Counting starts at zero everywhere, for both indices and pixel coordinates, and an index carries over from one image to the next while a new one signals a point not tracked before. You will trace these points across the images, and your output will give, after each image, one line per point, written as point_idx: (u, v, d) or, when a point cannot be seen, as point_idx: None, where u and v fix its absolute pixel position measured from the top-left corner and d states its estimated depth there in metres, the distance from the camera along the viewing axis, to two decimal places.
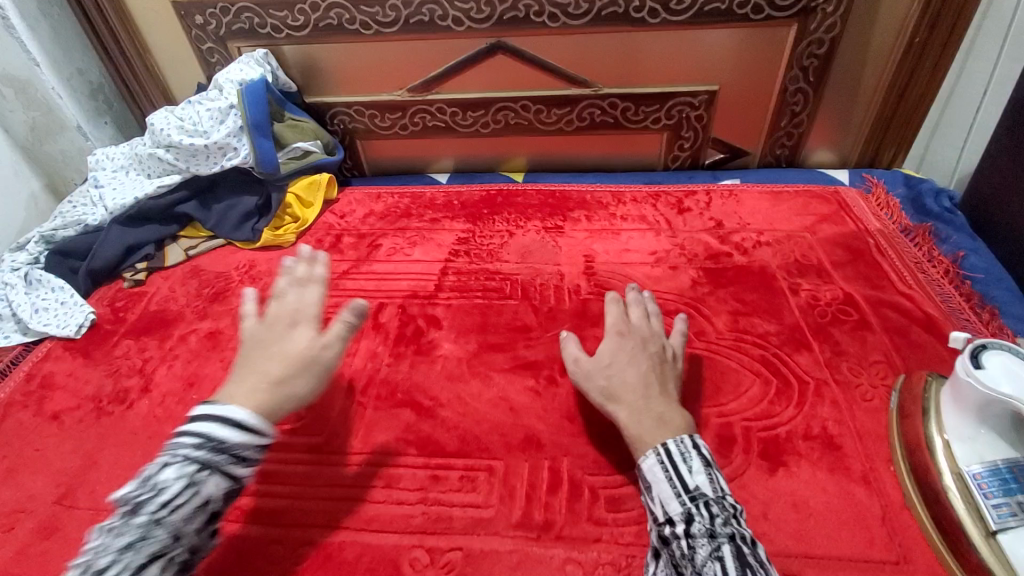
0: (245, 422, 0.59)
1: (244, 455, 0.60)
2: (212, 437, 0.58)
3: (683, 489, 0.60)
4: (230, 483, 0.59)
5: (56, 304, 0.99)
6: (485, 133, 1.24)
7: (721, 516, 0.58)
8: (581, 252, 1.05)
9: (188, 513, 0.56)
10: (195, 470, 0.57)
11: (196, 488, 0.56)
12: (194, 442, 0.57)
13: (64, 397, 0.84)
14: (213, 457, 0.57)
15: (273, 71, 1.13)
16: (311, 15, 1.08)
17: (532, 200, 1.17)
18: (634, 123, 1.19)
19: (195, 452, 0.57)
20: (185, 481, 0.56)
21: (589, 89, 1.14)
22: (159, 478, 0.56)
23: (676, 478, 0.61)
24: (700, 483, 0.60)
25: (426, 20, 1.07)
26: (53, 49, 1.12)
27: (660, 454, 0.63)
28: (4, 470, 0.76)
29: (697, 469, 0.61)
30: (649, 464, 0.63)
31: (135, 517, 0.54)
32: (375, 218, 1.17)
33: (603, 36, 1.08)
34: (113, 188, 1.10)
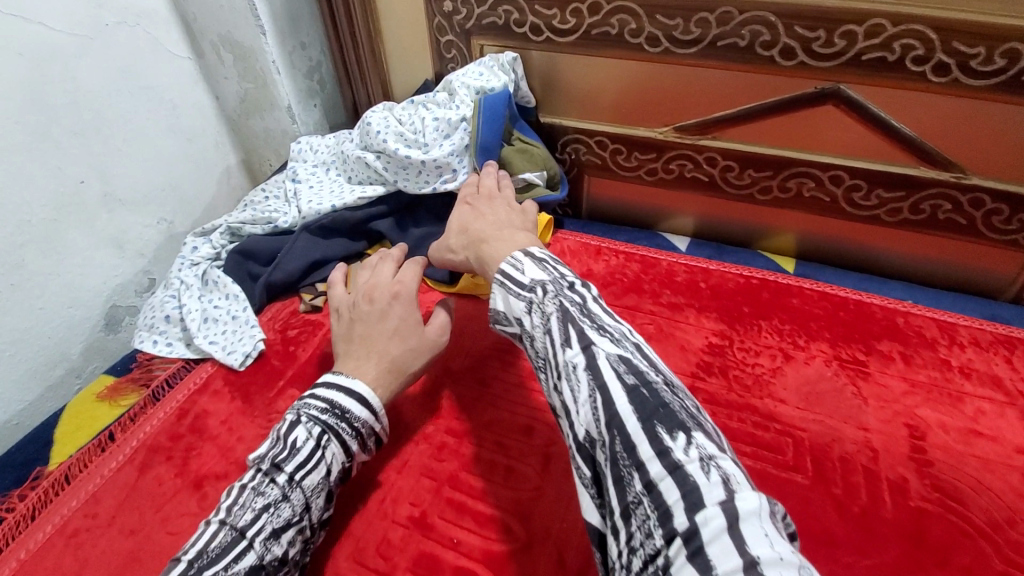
0: (367, 396, 0.62)
1: (360, 431, 0.61)
2: (337, 405, 0.60)
3: (522, 288, 0.55)
4: (345, 456, 0.60)
5: (227, 319, 0.84)
6: (759, 200, 0.92)
7: (554, 292, 0.53)
8: (901, 417, 0.71)
9: (316, 480, 0.57)
10: (320, 432, 0.59)
11: (322, 450, 0.58)
12: (323, 407, 0.60)
13: (214, 456, 0.68)
14: (338, 424, 0.60)
15: (517, 80, 0.91)
16: (586, 19, 0.83)
17: (815, 307, 0.85)
18: (997, 233, 0.82)
19: (322, 416, 0.60)
20: (313, 443, 0.58)
21: (949, 175, 0.79)
22: (291, 437, 0.58)
23: (512, 283, 0.56)
24: (536, 276, 0.55)
25: (741, 45, 0.77)
26: (283, 18, 0.97)
27: (499, 275, 0.58)
28: (128, 554, 0.59)
29: (529, 269, 0.56)
30: (499, 294, 0.57)
31: (275, 475, 0.56)
32: (596, 284, 0.91)
33: (1009, 108, 0.72)
34: (312, 185, 0.94)
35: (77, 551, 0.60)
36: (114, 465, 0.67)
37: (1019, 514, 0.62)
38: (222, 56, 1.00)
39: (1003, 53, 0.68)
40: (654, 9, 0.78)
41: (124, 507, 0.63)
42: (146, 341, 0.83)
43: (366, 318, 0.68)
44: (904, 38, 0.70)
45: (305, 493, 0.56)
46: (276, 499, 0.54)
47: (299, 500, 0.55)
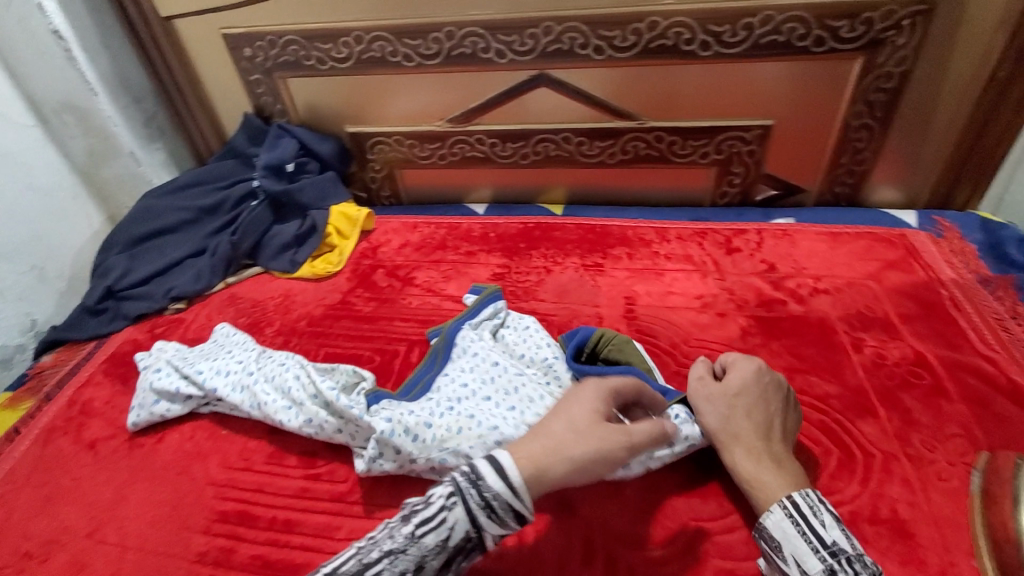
0: (510, 470, 0.54)
1: (499, 509, 0.53)
2: (475, 470, 0.54)
3: (820, 545, 0.55)
4: (470, 530, 0.54)
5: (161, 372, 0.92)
6: (524, 164, 1.21)
7: (865, 575, 0.53)
8: (622, 293, 0.99)
9: (435, 545, 0.53)
10: (452, 495, 0.54)
11: (446, 514, 0.53)
12: (465, 468, 0.55)
13: (100, 425, 0.89)
14: (470, 491, 0.54)
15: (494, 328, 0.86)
16: (355, 48, 1.09)
17: (571, 234, 1.13)
18: (681, 158, 1.13)
19: (460, 477, 0.55)
20: (440, 503, 0.54)
21: (635, 122, 1.10)
22: (431, 492, 0.55)
23: (811, 533, 0.56)
24: (838, 538, 0.56)
25: (468, 52, 1.05)
26: (113, 79, 1.17)
27: (787, 508, 0.59)
28: (42, 498, 0.80)
29: (830, 524, 0.57)
30: (777, 521, 0.58)
31: (400, 525, 0.54)
32: (411, 250, 1.15)
33: (650, 69, 1.04)
34: (226, 375, 0.83)
35: (1, 507, 0.80)
36: (21, 448, 0.87)
37: (688, 334, 0.91)
38: (63, 119, 1.15)
39: (631, 33, 0.99)
40: (401, 34, 1.05)
41: (34, 471, 0.84)
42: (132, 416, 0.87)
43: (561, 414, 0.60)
44: (567, 32, 1.01)
45: (423, 554, 0.52)
46: (396, 551, 0.52)
47: (411, 559, 0.52)
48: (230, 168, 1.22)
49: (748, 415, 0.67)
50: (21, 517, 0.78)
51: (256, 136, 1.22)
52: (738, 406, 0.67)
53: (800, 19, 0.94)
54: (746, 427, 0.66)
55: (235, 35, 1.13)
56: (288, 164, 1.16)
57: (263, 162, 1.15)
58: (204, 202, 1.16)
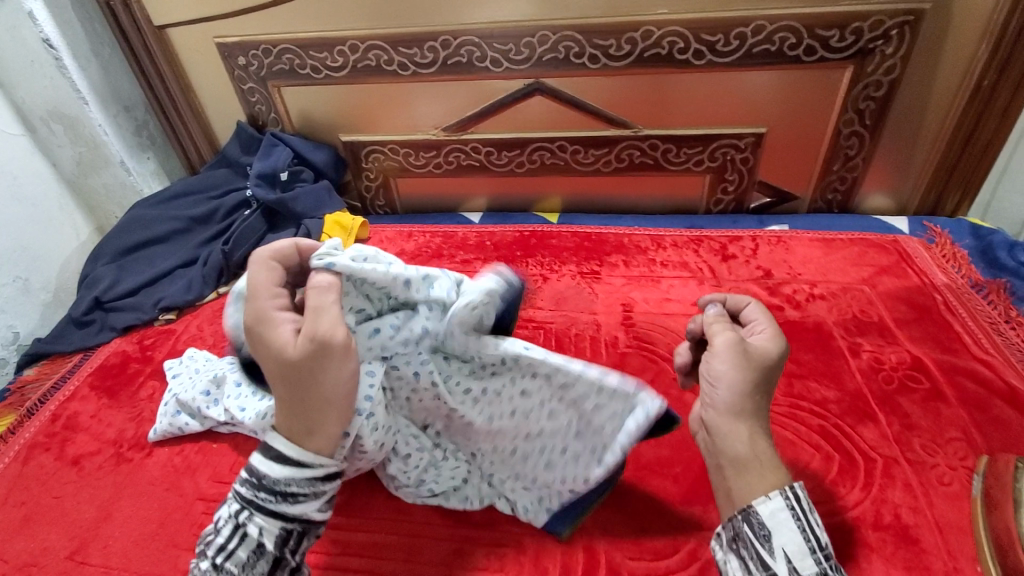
0: (284, 451, 0.51)
1: (290, 491, 0.52)
2: (254, 474, 0.51)
3: (816, 545, 0.47)
4: (282, 523, 0.52)
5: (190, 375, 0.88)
6: (520, 173, 1.21)
7: None
8: (618, 300, 0.99)
9: (246, 557, 0.51)
10: (244, 507, 0.52)
11: (243, 527, 0.51)
12: (242, 479, 0.52)
13: (86, 440, 0.87)
14: (258, 496, 0.51)
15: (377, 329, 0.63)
16: (350, 56, 1.09)
17: (567, 242, 1.13)
18: (675, 165, 1.14)
19: (241, 490, 0.52)
20: (234, 521, 0.52)
21: (629, 130, 1.10)
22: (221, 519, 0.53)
23: (810, 532, 0.48)
24: (829, 540, 0.48)
25: (464, 61, 1.06)
26: (101, 88, 1.16)
27: (790, 500, 0.49)
28: (22, 517, 0.78)
29: (823, 527, 0.49)
30: (774, 510, 0.49)
31: (205, 559, 0.52)
32: (406, 259, 1.14)
33: (644, 77, 1.04)
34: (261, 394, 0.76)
35: None
36: (1, 464, 0.85)
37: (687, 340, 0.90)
38: (52, 128, 1.14)
39: (626, 41, 1.00)
40: (397, 44, 1.06)
41: (14, 489, 0.81)
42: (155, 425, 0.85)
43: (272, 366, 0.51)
44: (563, 41, 1.01)
45: (232, 571, 0.50)
46: None
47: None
48: (223, 177, 1.22)
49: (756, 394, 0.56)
50: (0, 536, 0.76)
51: (250, 145, 1.21)
52: (762, 380, 0.55)
53: (791, 29, 0.96)
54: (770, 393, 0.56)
55: (229, 43, 1.12)
56: (282, 172, 1.15)
57: (256, 171, 1.15)
58: (196, 212, 1.16)
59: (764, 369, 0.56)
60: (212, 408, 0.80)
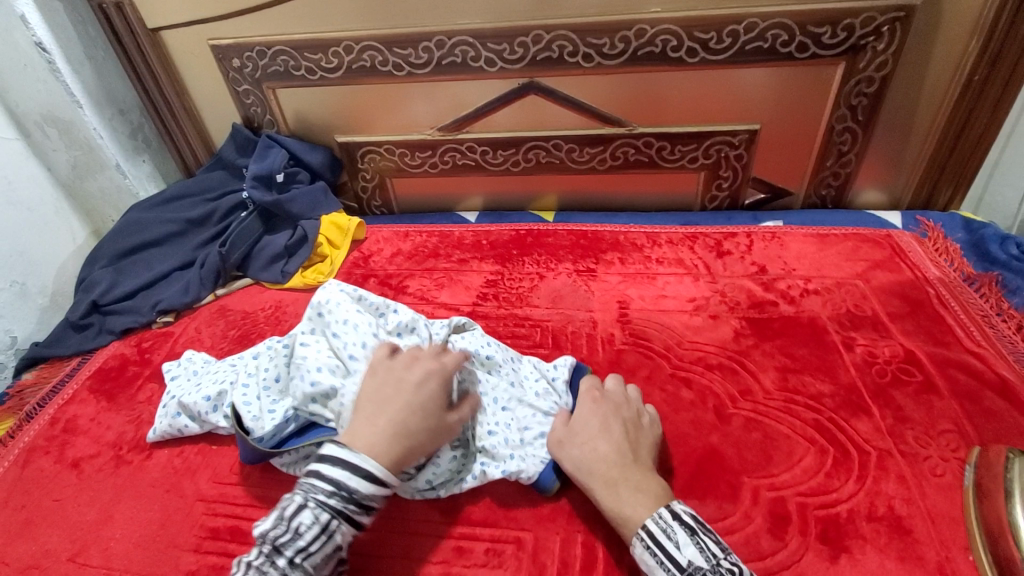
0: (375, 473, 0.59)
1: (369, 506, 0.60)
2: (345, 488, 0.58)
3: (678, 569, 0.56)
4: (356, 530, 0.60)
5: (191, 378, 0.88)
6: (515, 171, 1.21)
7: None
8: (614, 298, 1.00)
9: (321, 560, 0.57)
10: (333, 514, 0.58)
11: (328, 535, 0.57)
12: (330, 488, 0.58)
13: (86, 443, 0.87)
14: (347, 507, 0.58)
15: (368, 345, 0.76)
16: (345, 57, 1.09)
17: (563, 240, 1.14)
18: (670, 163, 1.15)
19: (330, 500, 0.58)
20: (319, 528, 0.57)
21: (624, 128, 1.11)
22: (296, 520, 0.57)
23: (665, 560, 0.56)
24: (692, 556, 0.56)
25: (458, 61, 1.06)
26: (96, 91, 1.17)
27: (642, 539, 0.58)
28: (23, 520, 0.78)
29: (684, 542, 0.57)
30: (639, 554, 0.58)
31: (276, 558, 0.55)
32: (403, 259, 1.15)
33: (638, 76, 1.05)
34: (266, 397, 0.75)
35: None
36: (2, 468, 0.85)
37: (682, 337, 0.91)
38: (45, 132, 1.13)
39: (619, 40, 1.00)
40: (391, 44, 1.06)
41: (15, 493, 0.82)
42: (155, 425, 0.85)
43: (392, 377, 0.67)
44: (557, 40, 1.02)
45: (307, 572, 0.56)
46: None
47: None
48: (220, 179, 1.22)
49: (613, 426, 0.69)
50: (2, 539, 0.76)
51: (245, 147, 1.21)
52: (592, 436, 0.68)
53: (784, 26, 0.96)
54: (610, 440, 0.67)
55: (223, 45, 1.12)
56: (277, 174, 1.15)
57: (252, 173, 1.14)
58: (192, 214, 1.16)
59: (591, 428, 0.69)
60: (214, 415, 0.79)
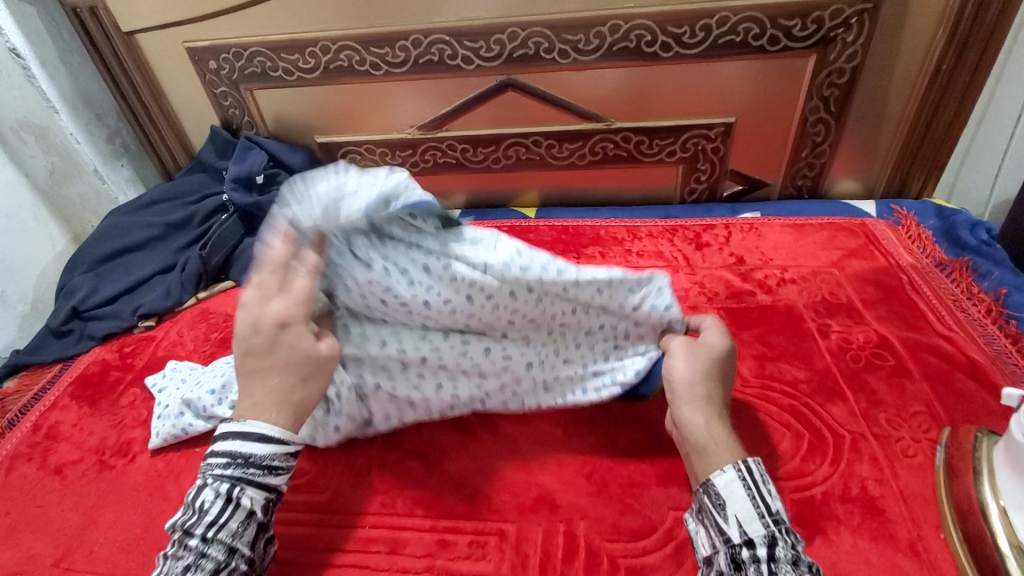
0: (268, 433, 0.57)
1: (275, 465, 0.58)
2: (240, 455, 0.56)
3: (766, 511, 0.55)
4: (266, 493, 0.58)
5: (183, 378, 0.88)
6: (496, 169, 1.22)
7: (800, 545, 0.54)
8: None
9: (237, 528, 0.55)
10: (235, 481, 0.56)
11: (235, 504, 0.55)
12: (224, 460, 0.56)
13: (69, 449, 0.87)
14: (246, 471, 0.56)
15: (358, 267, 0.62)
16: (322, 58, 1.09)
17: (544, 236, 1.14)
18: (648, 157, 1.16)
19: (226, 470, 0.56)
20: (223, 500, 0.55)
21: (602, 123, 1.12)
22: (198, 500, 0.55)
23: (759, 498, 0.56)
24: (781, 508, 0.56)
25: (436, 59, 1.07)
26: (73, 96, 1.15)
27: (742, 471, 0.58)
28: (7, 527, 0.77)
29: (776, 494, 0.57)
30: (728, 481, 0.58)
31: (187, 540, 0.53)
32: None
33: (615, 71, 1.06)
34: None
35: None
36: None
37: None
38: (22, 138, 1.12)
39: (594, 36, 1.01)
40: (368, 44, 1.06)
41: None
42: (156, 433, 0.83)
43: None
44: (533, 37, 1.02)
45: (224, 543, 0.54)
46: (194, 560, 0.53)
47: (221, 548, 0.54)
48: (200, 182, 1.22)
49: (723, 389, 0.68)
50: None
51: (224, 149, 1.21)
52: (716, 371, 0.67)
53: (755, 19, 0.98)
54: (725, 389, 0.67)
55: (199, 47, 1.12)
56: (257, 176, 1.15)
57: (232, 175, 1.13)
58: (173, 218, 1.16)
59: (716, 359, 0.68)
60: (218, 407, 0.77)
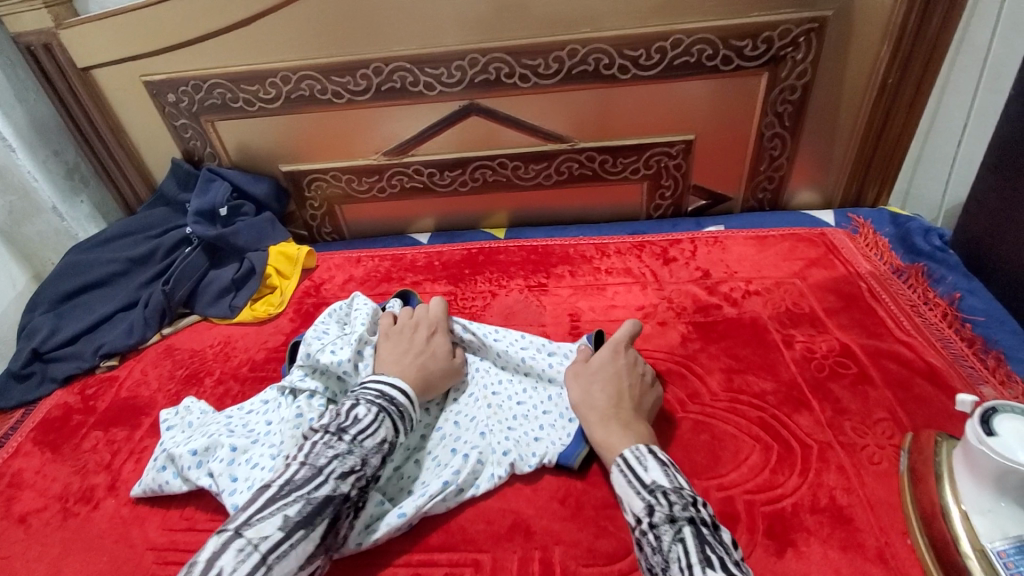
0: (407, 386, 0.71)
1: (407, 416, 0.69)
2: (389, 392, 0.69)
3: (641, 486, 0.60)
4: (395, 434, 0.67)
5: (182, 427, 0.83)
6: (464, 191, 1.22)
7: (679, 502, 0.57)
8: (566, 310, 1.01)
9: (374, 445, 0.63)
10: (378, 410, 0.66)
11: (381, 423, 0.65)
12: (376, 392, 0.68)
13: (30, 498, 0.83)
14: (391, 405, 0.68)
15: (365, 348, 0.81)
16: (283, 88, 1.09)
17: (514, 257, 1.15)
18: (613, 175, 1.18)
19: (377, 399, 0.67)
20: (374, 416, 0.65)
21: (566, 144, 1.14)
22: (351, 412, 0.65)
23: (634, 479, 0.61)
24: (656, 477, 0.60)
25: (398, 86, 1.07)
26: (28, 133, 1.13)
27: (619, 465, 0.63)
28: None
29: (652, 467, 0.61)
30: (614, 478, 0.63)
31: (339, 436, 0.62)
32: (355, 285, 1.14)
33: (575, 93, 1.08)
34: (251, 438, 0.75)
35: None
36: None
37: None
38: None
39: (554, 60, 1.03)
40: (328, 73, 1.06)
41: None
42: (139, 480, 0.80)
43: (393, 335, 0.81)
44: (493, 63, 1.04)
45: (364, 452, 0.62)
46: (343, 451, 0.61)
47: (361, 454, 0.62)
48: (163, 216, 1.20)
49: (602, 389, 0.73)
50: None
51: (186, 181, 1.20)
52: (598, 379, 0.74)
53: (707, 41, 1.01)
54: (615, 384, 0.73)
55: (157, 81, 1.11)
56: (221, 208, 1.13)
57: (194, 208, 1.12)
58: (135, 252, 1.13)
59: (600, 372, 0.75)
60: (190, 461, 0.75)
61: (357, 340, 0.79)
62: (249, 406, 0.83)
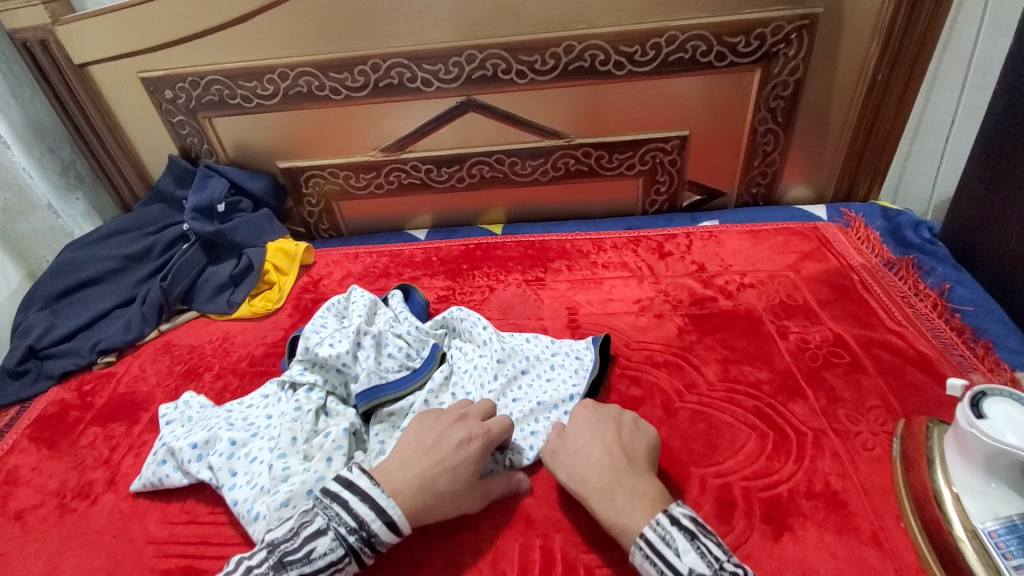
0: (397, 520, 0.60)
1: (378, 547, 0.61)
2: (366, 527, 0.59)
3: None
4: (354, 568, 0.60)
5: (182, 423, 0.83)
6: (461, 187, 1.23)
7: None
8: (564, 304, 1.02)
9: None
10: (340, 555, 0.58)
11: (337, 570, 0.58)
12: (353, 526, 0.59)
13: (28, 494, 0.83)
14: (359, 548, 0.59)
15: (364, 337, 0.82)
16: (281, 84, 1.09)
17: (511, 252, 1.16)
18: (609, 171, 1.19)
19: (348, 536, 0.59)
20: (331, 561, 0.57)
21: (562, 140, 1.15)
22: (310, 545, 0.57)
23: (666, 567, 0.56)
24: (691, 564, 0.55)
25: (395, 83, 1.08)
26: (23, 130, 1.13)
27: (643, 548, 0.57)
28: None
29: (684, 548, 0.56)
30: (640, 561, 0.58)
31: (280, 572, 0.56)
32: (353, 280, 1.14)
33: (571, 89, 1.09)
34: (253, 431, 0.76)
35: None
36: None
37: (628, 337, 0.94)
38: None
39: (550, 56, 1.04)
40: (326, 69, 1.07)
41: None
42: (139, 474, 0.80)
43: (428, 429, 0.68)
44: (490, 59, 1.05)
45: None
46: None
47: None
48: (159, 212, 1.20)
49: (595, 445, 0.67)
50: None
51: (183, 177, 1.20)
52: (589, 435, 0.69)
53: (701, 37, 1.02)
54: (606, 439, 0.68)
55: (153, 78, 1.11)
56: (219, 204, 1.14)
57: (192, 205, 1.12)
58: (132, 249, 1.13)
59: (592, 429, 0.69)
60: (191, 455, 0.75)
61: (355, 333, 0.80)
62: (249, 400, 0.83)
